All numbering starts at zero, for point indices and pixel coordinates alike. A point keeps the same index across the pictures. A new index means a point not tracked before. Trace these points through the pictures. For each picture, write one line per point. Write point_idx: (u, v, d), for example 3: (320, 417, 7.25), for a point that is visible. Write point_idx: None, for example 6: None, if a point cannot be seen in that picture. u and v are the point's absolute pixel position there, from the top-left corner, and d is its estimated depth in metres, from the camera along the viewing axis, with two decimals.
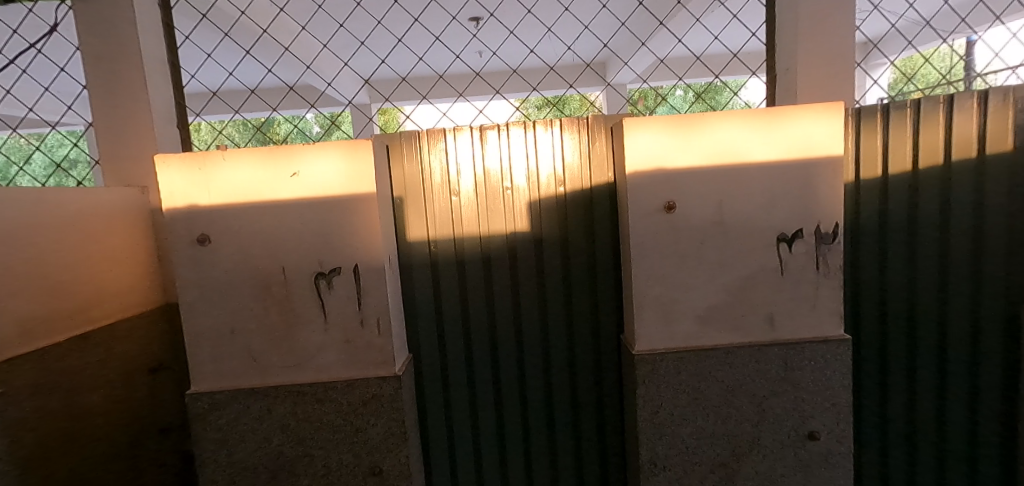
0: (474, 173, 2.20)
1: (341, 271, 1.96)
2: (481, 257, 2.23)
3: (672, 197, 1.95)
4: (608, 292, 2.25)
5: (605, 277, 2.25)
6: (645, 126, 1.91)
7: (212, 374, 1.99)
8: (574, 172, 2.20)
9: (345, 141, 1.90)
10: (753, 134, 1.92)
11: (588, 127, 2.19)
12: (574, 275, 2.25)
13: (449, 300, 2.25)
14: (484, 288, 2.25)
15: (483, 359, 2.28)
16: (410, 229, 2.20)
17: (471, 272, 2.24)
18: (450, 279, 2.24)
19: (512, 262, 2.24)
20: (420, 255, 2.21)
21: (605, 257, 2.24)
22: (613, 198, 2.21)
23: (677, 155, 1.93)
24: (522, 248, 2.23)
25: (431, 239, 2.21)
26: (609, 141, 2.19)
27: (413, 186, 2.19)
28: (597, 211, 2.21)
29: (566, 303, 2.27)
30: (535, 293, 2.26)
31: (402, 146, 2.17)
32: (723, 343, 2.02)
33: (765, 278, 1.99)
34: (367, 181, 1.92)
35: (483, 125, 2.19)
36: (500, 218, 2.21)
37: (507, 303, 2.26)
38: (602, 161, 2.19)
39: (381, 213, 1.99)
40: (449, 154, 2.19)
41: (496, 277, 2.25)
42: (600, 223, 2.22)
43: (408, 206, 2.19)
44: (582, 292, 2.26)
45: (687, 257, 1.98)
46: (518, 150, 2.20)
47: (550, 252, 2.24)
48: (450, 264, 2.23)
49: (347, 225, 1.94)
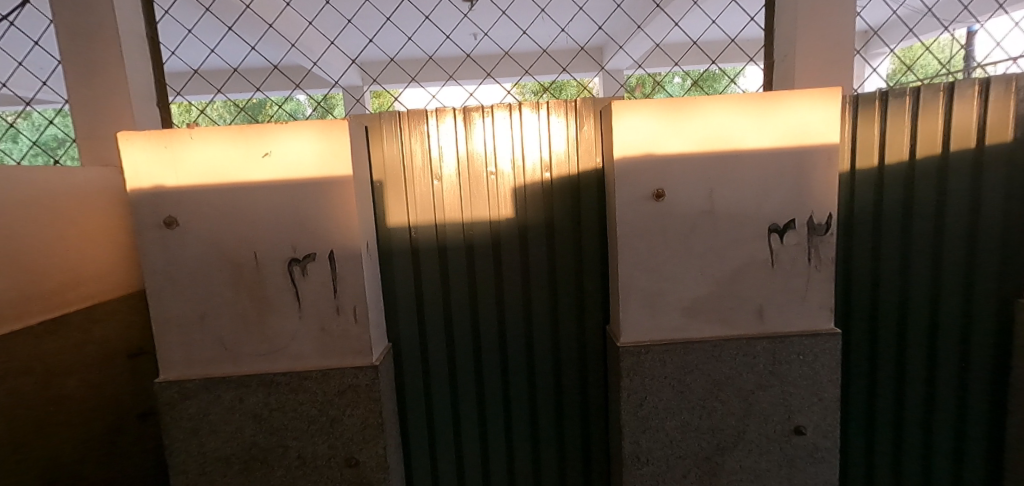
0: (457, 157, 2.12)
1: (317, 257, 1.88)
2: (463, 244, 2.16)
3: (662, 185, 1.88)
4: (595, 282, 2.19)
5: (592, 266, 2.18)
6: (634, 110, 1.84)
7: (182, 362, 1.92)
8: (561, 157, 2.12)
9: (320, 120, 1.81)
10: (746, 120, 1.85)
11: (576, 110, 2.10)
12: (560, 264, 2.19)
13: (431, 288, 2.18)
14: (466, 276, 2.18)
15: (465, 349, 2.22)
16: (390, 214, 2.12)
17: (453, 260, 2.17)
18: (432, 266, 2.16)
19: (495, 249, 2.17)
20: (400, 241, 2.14)
21: (592, 246, 2.17)
22: (601, 185, 2.14)
23: (667, 140, 1.85)
24: (506, 236, 2.16)
25: (413, 224, 2.14)
26: (598, 125, 2.10)
27: (393, 168, 2.10)
28: (584, 197, 2.14)
29: (551, 292, 2.21)
30: (519, 282, 2.19)
31: (382, 127, 2.09)
32: (710, 336, 1.96)
33: (755, 269, 1.94)
34: (343, 162, 1.83)
35: (467, 106, 2.10)
36: (484, 203, 2.14)
37: (490, 292, 2.20)
38: (590, 145, 2.11)
39: (359, 196, 1.91)
40: (431, 136, 2.11)
41: (479, 265, 2.18)
42: (588, 211, 2.15)
43: (389, 190, 2.11)
44: (568, 282, 2.20)
45: (675, 247, 1.92)
46: (504, 133, 2.11)
47: (535, 239, 2.17)
48: (431, 251, 2.16)
49: (322, 208, 1.86)
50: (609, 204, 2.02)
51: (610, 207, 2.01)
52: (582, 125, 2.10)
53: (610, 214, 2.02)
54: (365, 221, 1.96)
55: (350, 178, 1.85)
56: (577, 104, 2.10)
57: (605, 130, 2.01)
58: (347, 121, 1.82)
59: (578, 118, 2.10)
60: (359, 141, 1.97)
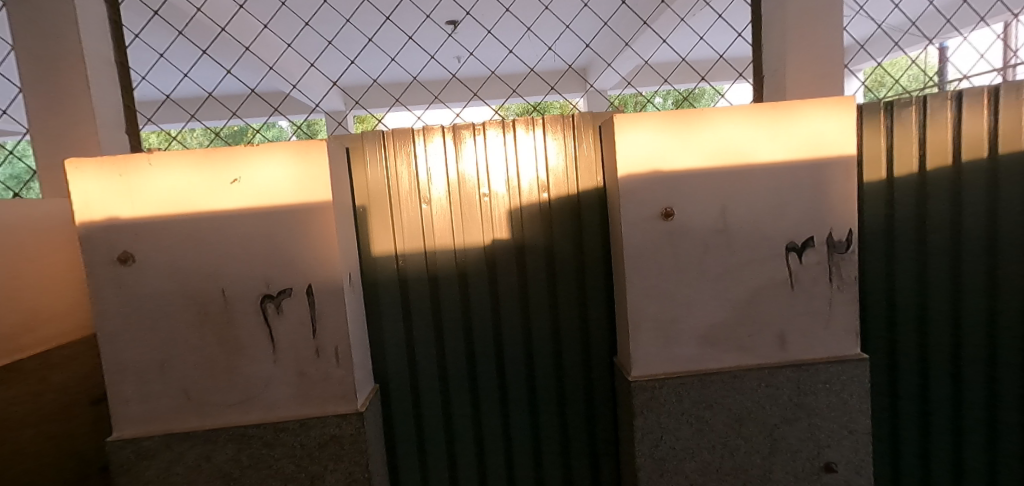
0: (447, 179, 1.96)
1: (293, 292, 1.69)
2: (455, 273, 1.98)
3: (670, 203, 1.73)
4: (599, 310, 2.02)
5: (596, 293, 2.02)
6: (640, 123, 1.70)
7: (139, 417, 1.69)
8: (560, 177, 1.97)
9: (296, 141, 1.64)
10: (758, 132, 1.72)
11: (574, 126, 1.97)
12: (561, 291, 2.02)
13: (422, 322, 1.99)
14: (460, 308, 2.00)
15: (460, 388, 2.02)
16: (374, 242, 1.94)
17: (445, 290, 1.98)
18: (422, 298, 1.98)
19: (491, 277, 2.00)
20: (386, 271, 1.95)
21: (595, 271, 2.01)
22: (603, 206, 1.99)
23: (676, 155, 1.72)
24: (502, 263, 1.99)
25: (400, 253, 1.95)
26: (597, 141, 1.97)
27: (378, 192, 1.93)
28: (585, 218, 1.99)
29: (553, 323, 2.03)
30: (518, 313, 2.02)
31: (365, 149, 1.92)
32: (729, 366, 1.80)
33: (774, 292, 1.79)
34: (321, 186, 1.66)
35: (456, 125, 1.95)
36: (477, 228, 1.97)
37: (486, 325, 2.01)
38: (589, 163, 1.97)
39: (340, 224, 1.73)
40: (418, 158, 1.95)
41: (474, 296, 2.00)
42: (590, 233, 1.99)
43: (373, 216, 1.93)
44: (571, 310, 2.03)
45: (688, 271, 1.77)
46: (497, 153, 1.96)
47: (534, 264, 2.00)
48: (420, 281, 1.97)
49: (298, 238, 1.68)
50: (613, 224, 1.87)
51: (614, 228, 1.86)
52: (580, 142, 1.96)
53: (615, 237, 1.87)
54: (346, 251, 1.78)
55: (330, 204, 1.67)
56: (575, 120, 1.97)
57: (607, 146, 1.87)
58: (325, 142, 1.66)
59: (575, 134, 1.97)
60: (339, 163, 1.80)
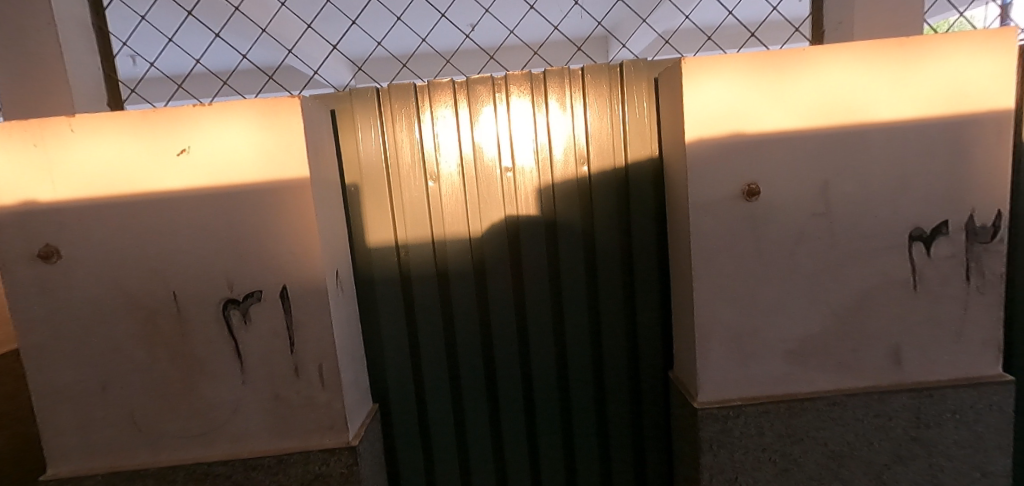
0: (459, 149, 1.55)
1: (264, 296, 1.31)
2: (471, 266, 1.59)
3: (755, 177, 1.30)
4: (651, 312, 1.62)
5: (648, 291, 1.61)
6: (717, 68, 1.27)
7: (79, 451, 1.36)
8: (602, 145, 1.55)
9: (261, 99, 1.25)
10: (878, 79, 1.27)
11: (620, 81, 1.53)
12: (603, 290, 1.61)
13: (429, 328, 1.61)
14: (477, 310, 1.61)
15: (477, 407, 1.65)
16: (370, 228, 1.55)
17: (458, 290, 1.60)
18: (430, 298, 1.59)
19: (516, 273, 1.60)
20: (384, 266, 1.57)
21: (648, 265, 1.60)
22: (658, 182, 1.57)
23: (764, 112, 1.28)
24: (530, 255, 1.59)
25: (401, 242, 1.57)
26: (651, 99, 1.53)
27: (371, 166, 1.53)
28: (635, 197, 1.56)
29: (593, 329, 1.64)
30: (549, 317, 1.62)
31: (355, 111, 1.52)
32: (826, 390, 1.38)
33: (890, 294, 1.35)
34: (295, 158, 1.27)
35: (470, 79, 1.54)
36: (497, 211, 1.57)
37: (509, 330, 1.63)
38: (641, 126, 1.54)
39: (322, 207, 1.35)
40: (423, 123, 1.54)
41: (494, 296, 1.61)
42: (641, 218, 1.57)
43: (367, 196, 1.54)
44: (615, 313, 1.62)
45: (776, 267, 1.34)
46: (523, 116, 1.55)
47: (568, 255, 1.60)
48: (427, 278, 1.58)
49: (269, 226, 1.30)
50: (673, 206, 1.45)
51: (675, 210, 1.44)
52: (630, 99, 1.53)
53: (676, 222, 1.45)
54: (332, 242, 1.39)
55: (307, 181, 1.28)
56: (622, 71, 1.53)
57: (667, 104, 1.44)
58: (300, 100, 1.26)
59: (622, 91, 1.54)
60: (321, 128, 1.40)
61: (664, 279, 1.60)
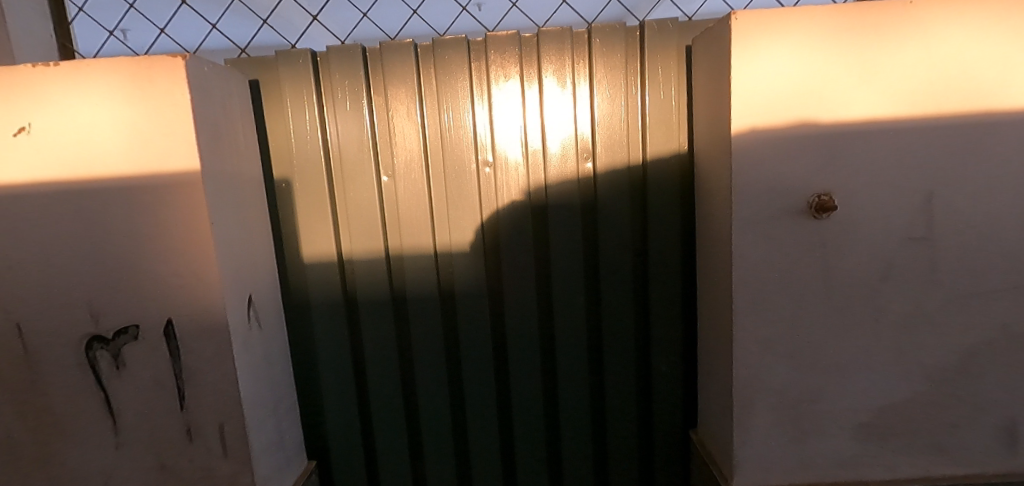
0: (422, 134, 1.19)
1: (143, 333, 0.96)
2: (435, 288, 1.23)
3: (828, 186, 0.92)
4: (672, 356, 1.24)
5: (668, 328, 1.23)
6: (776, 26, 0.89)
7: None
8: (611, 134, 1.17)
9: (129, 58, 0.88)
10: (1012, 49, 0.88)
11: (638, 49, 1.15)
12: (608, 325, 1.24)
13: (381, 366, 1.25)
14: (443, 345, 1.25)
15: (442, 467, 1.29)
16: (305, 237, 1.21)
17: (419, 319, 1.23)
18: (383, 328, 1.23)
19: (493, 298, 1.24)
20: (323, 285, 1.21)
21: (670, 295, 1.21)
22: (686, 185, 1.18)
23: (846, 93, 0.89)
24: (513, 276, 1.22)
25: (346, 254, 1.22)
26: (680, 73, 1.14)
27: (305, 156, 1.18)
28: (655, 204, 1.18)
29: (594, 372, 1.27)
30: (536, 355, 1.26)
31: (285, 84, 1.17)
32: (909, 477, 1.02)
33: (1008, 352, 0.97)
34: (178, 143, 0.90)
35: (437, 42, 1.16)
36: (471, 218, 1.21)
37: (484, 371, 1.26)
38: (664, 109, 1.15)
39: (226, 212, 0.99)
40: (374, 100, 1.18)
41: (466, 327, 1.24)
42: (661, 233, 1.19)
43: (301, 194, 1.19)
44: (624, 355, 1.25)
45: (850, 311, 0.96)
46: (507, 93, 1.17)
47: (564, 278, 1.22)
48: (378, 302, 1.22)
49: (146, 238, 0.93)
50: (706, 221, 1.07)
51: (709, 227, 1.06)
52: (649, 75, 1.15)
53: (710, 243, 1.07)
54: (243, 259, 1.03)
55: (196, 176, 0.91)
56: (641, 35, 1.15)
57: (701, 80, 1.05)
58: (185, 60, 0.89)
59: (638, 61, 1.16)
60: (232, 103, 1.04)
61: (689, 313, 1.23)
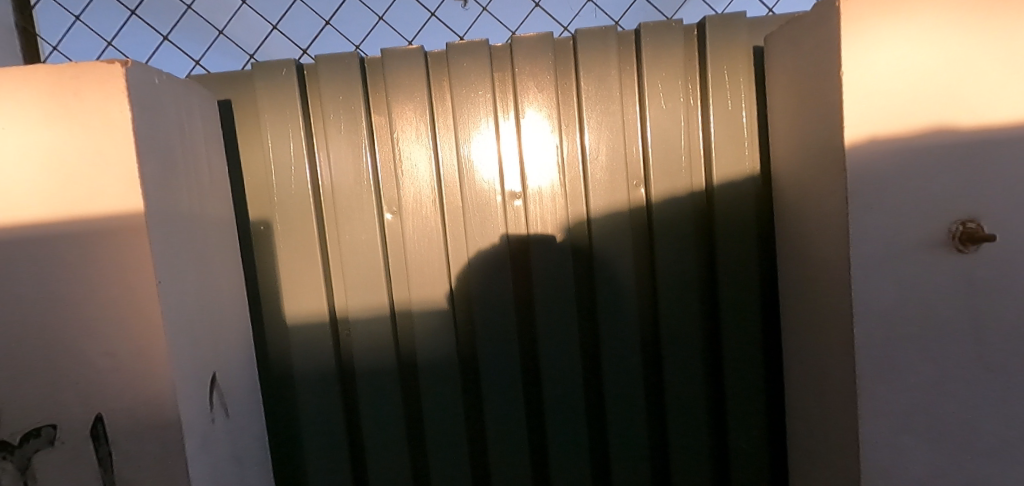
0: (433, 161, 0.99)
1: (61, 436, 0.70)
2: (452, 347, 1.00)
3: (975, 211, 0.70)
4: (754, 424, 1.01)
5: (749, 390, 1.00)
6: (903, 1, 0.69)
7: None
8: (665, 156, 0.98)
9: (47, 65, 0.66)
10: None
11: (694, 56, 0.99)
12: (671, 388, 1.01)
13: (388, 449, 1.00)
14: (465, 420, 1.01)
15: None
16: (290, 289, 0.98)
17: (433, 387, 1.00)
18: (388, 402, 1.00)
19: (526, 358, 1.02)
20: (311, 351, 0.98)
21: (748, 348, 0.99)
22: (759, 213, 0.98)
23: (995, 92, 0.69)
24: (550, 330, 1.00)
25: (340, 310, 0.99)
26: (743, 81, 0.98)
27: (290, 191, 0.97)
28: (727, 236, 0.98)
29: (652, 447, 1.03)
30: (581, 429, 1.02)
31: (262, 104, 0.96)
32: None
33: None
34: (111, 176, 0.67)
35: (451, 50, 0.97)
36: (496, 261, 0.99)
37: (516, 447, 1.02)
38: (735, 122, 0.98)
39: (184, 266, 0.75)
40: (374, 119, 0.98)
41: (492, 397, 1.01)
42: (733, 273, 0.98)
43: (283, 238, 0.97)
44: (692, 424, 1.01)
45: (1009, 374, 0.73)
46: (534, 108, 0.98)
47: (615, 328, 1.00)
48: (383, 367, 0.99)
49: (63, 307, 0.68)
50: (803, 259, 0.85)
51: (810, 266, 0.83)
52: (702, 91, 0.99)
53: (810, 286, 0.84)
54: (206, 327, 0.78)
55: (134, 219, 0.67)
56: (700, 40, 0.99)
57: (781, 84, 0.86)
58: (126, 68, 0.67)
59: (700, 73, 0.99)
60: (193, 126, 0.81)
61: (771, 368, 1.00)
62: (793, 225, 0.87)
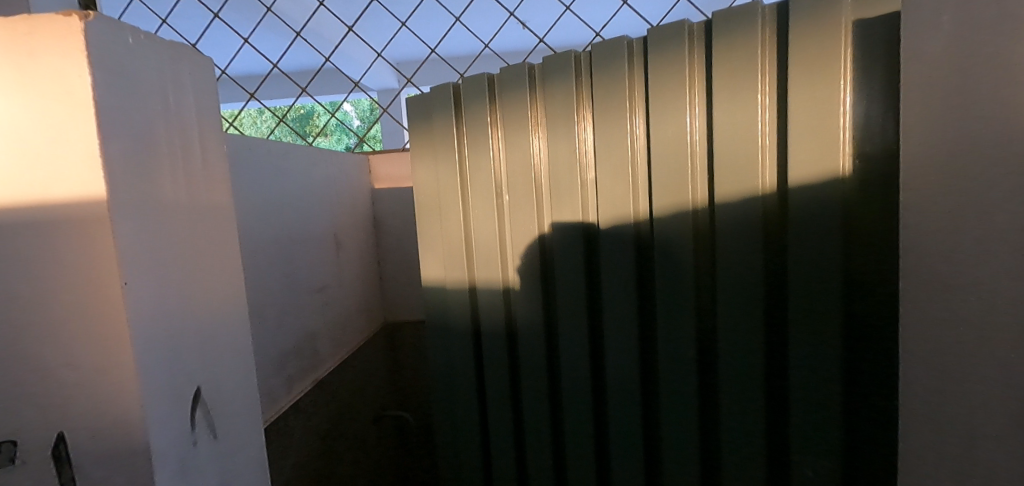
0: (540, 161, 1.09)
1: (23, 455, 0.59)
2: (544, 323, 1.11)
3: None
4: (824, 462, 0.83)
5: (821, 424, 0.83)
6: None
7: None
8: (731, 142, 0.85)
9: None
10: None
11: (775, 25, 0.83)
12: (725, 398, 0.91)
13: (497, 395, 1.18)
14: (547, 391, 1.13)
15: None
16: (441, 262, 1.20)
17: (528, 358, 1.13)
18: (497, 359, 1.17)
19: (594, 345, 1.07)
20: (449, 312, 1.20)
21: (824, 378, 0.81)
22: (849, 212, 0.79)
23: None
24: (615, 323, 1.02)
25: (473, 281, 1.18)
26: (839, 51, 0.77)
27: (443, 184, 1.18)
28: (797, 246, 0.81)
29: (703, 449, 0.98)
30: (636, 421, 1.03)
31: (431, 117, 1.19)
32: None
33: None
34: (67, 153, 0.56)
35: (547, 60, 1.04)
36: (575, 252, 1.04)
37: (585, 422, 1.09)
38: (812, 107, 0.78)
39: (168, 265, 0.63)
40: (495, 125, 1.12)
41: (566, 379, 1.09)
42: (807, 284, 0.81)
43: (440, 219, 1.20)
44: (747, 442, 0.90)
45: None
46: (608, 106, 0.98)
47: (672, 331, 0.95)
48: (498, 332, 1.15)
49: (19, 307, 0.57)
50: None
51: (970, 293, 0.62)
52: (784, 64, 0.82)
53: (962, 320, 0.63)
54: (189, 335, 0.66)
55: (93, 206, 0.56)
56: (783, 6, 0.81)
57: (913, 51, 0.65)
58: (86, 21, 0.55)
59: (778, 45, 0.83)
60: (184, 97, 0.69)
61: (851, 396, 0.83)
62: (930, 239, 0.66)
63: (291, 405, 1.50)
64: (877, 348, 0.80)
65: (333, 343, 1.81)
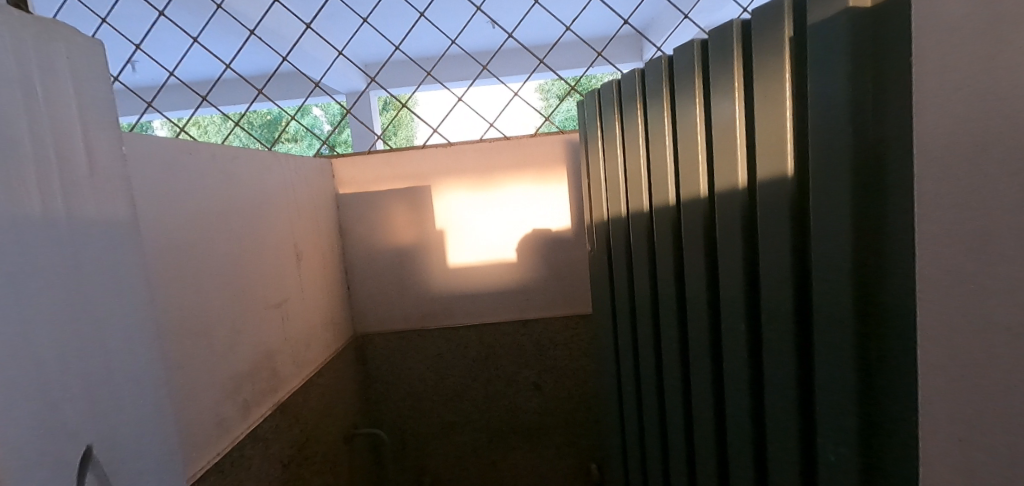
0: (641, 153, 1.20)
1: None
2: (651, 293, 1.23)
3: None
4: (846, 476, 0.69)
5: (839, 431, 0.70)
6: None
7: None
8: (769, 120, 0.76)
9: None
10: None
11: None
12: (768, 388, 0.83)
13: (627, 328, 1.41)
14: (655, 346, 1.24)
15: (653, 441, 1.32)
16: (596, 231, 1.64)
17: (648, 328, 1.26)
18: (625, 298, 1.39)
19: (684, 328, 1.11)
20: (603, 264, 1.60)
21: (842, 378, 0.68)
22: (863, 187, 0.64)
23: None
24: (694, 296, 1.03)
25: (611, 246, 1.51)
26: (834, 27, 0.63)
27: (595, 173, 1.54)
28: (819, 234, 0.69)
29: (758, 443, 0.90)
30: (709, 387, 1.02)
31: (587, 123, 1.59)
32: None
33: None
34: None
35: (647, 68, 1.11)
36: (667, 235, 1.10)
37: (674, 372, 1.14)
38: (822, 91, 0.66)
39: (38, 298, 0.51)
40: (616, 122, 1.32)
41: (666, 354, 1.17)
42: (825, 269, 0.69)
43: (594, 200, 1.60)
44: (784, 441, 0.81)
45: None
46: (682, 100, 0.99)
47: (733, 310, 0.91)
48: (625, 282, 1.38)
49: None
50: None
51: None
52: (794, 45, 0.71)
53: None
54: (71, 381, 0.53)
55: None
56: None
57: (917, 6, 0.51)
58: None
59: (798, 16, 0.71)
60: (62, 95, 0.56)
61: (874, 409, 0.66)
62: (936, 220, 0.51)
63: (248, 432, 1.34)
64: (894, 351, 0.63)
65: (295, 361, 1.66)
